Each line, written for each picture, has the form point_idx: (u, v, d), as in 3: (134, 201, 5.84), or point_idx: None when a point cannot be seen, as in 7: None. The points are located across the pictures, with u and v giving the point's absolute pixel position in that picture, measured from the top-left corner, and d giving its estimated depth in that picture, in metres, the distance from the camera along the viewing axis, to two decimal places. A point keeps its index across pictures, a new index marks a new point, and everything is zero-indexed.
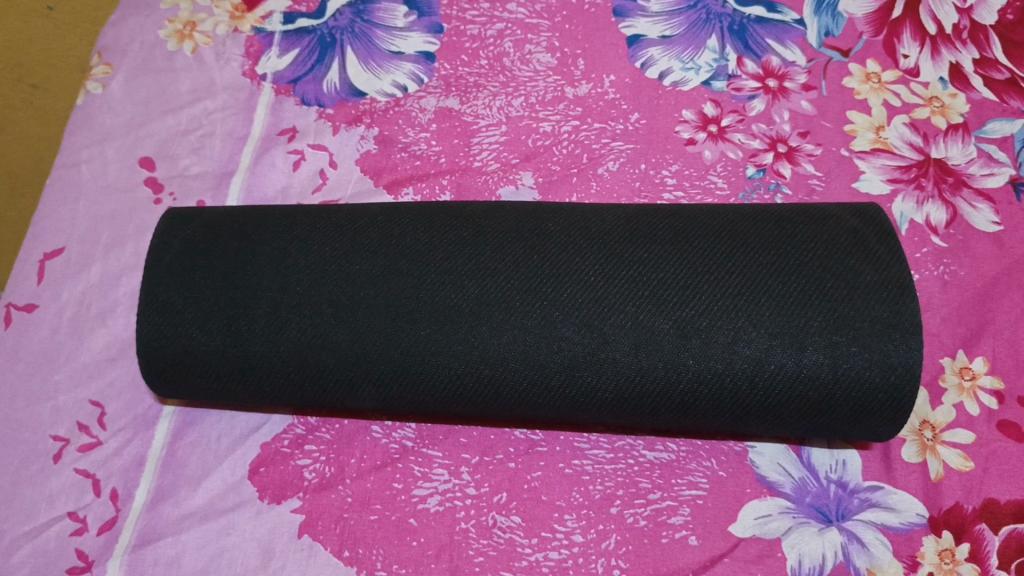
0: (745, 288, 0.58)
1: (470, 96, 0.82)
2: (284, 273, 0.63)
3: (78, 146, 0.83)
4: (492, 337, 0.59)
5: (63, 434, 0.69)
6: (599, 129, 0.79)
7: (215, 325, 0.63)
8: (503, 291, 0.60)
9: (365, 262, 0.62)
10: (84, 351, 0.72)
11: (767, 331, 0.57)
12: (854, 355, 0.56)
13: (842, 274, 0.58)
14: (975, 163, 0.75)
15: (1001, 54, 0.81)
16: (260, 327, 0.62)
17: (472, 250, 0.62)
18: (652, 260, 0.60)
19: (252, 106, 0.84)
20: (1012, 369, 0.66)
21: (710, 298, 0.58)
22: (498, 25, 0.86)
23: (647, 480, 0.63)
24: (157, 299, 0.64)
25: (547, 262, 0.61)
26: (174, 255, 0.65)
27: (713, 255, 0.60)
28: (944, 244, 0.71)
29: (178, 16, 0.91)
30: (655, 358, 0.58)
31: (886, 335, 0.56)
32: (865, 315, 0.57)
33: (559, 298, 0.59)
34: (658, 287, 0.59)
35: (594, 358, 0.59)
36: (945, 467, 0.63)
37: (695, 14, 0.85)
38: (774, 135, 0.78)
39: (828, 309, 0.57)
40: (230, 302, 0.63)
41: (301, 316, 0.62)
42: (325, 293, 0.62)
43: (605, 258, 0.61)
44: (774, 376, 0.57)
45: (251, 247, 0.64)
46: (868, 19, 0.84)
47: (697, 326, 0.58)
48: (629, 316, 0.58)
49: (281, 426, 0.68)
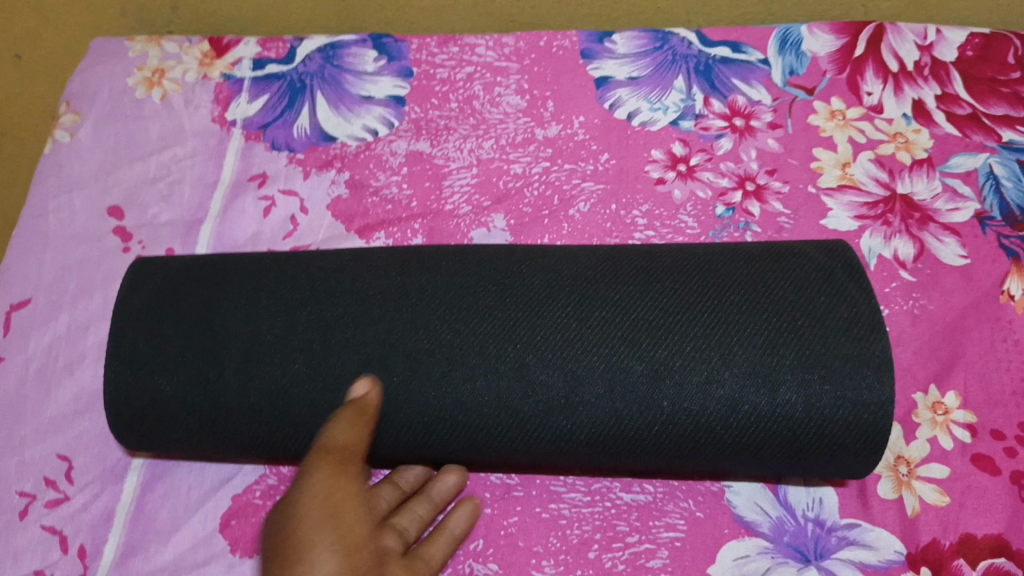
0: (718, 327, 0.58)
1: (440, 139, 0.82)
2: (255, 322, 0.62)
3: (45, 196, 0.83)
4: (466, 382, 0.59)
5: (29, 490, 0.68)
6: (569, 170, 0.79)
7: (184, 375, 0.62)
8: (475, 336, 0.60)
9: (337, 308, 0.62)
10: (51, 404, 0.71)
11: (740, 371, 0.57)
12: (826, 394, 0.56)
13: (813, 313, 0.58)
14: (940, 198, 0.76)
15: (962, 90, 0.83)
16: (230, 376, 0.61)
17: (446, 293, 0.62)
18: (625, 302, 0.60)
19: (221, 152, 0.84)
20: (984, 402, 0.66)
21: (683, 338, 0.58)
22: (468, 68, 0.87)
23: (624, 523, 0.63)
24: (124, 349, 0.63)
25: (519, 305, 0.61)
26: (142, 301, 0.64)
27: (685, 295, 0.60)
28: (913, 279, 0.72)
29: (146, 64, 0.90)
30: (630, 401, 0.58)
31: (858, 372, 0.56)
32: (836, 353, 0.57)
33: (532, 341, 0.59)
34: (632, 328, 0.59)
35: (569, 402, 0.58)
36: (921, 502, 0.62)
37: (662, 55, 0.86)
38: (741, 174, 0.78)
39: (800, 347, 0.57)
40: (199, 350, 0.62)
41: (273, 364, 0.61)
42: (297, 341, 0.61)
43: (577, 301, 0.61)
44: (748, 418, 0.57)
45: (222, 295, 0.64)
46: (831, 58, 0.85)
47: (671, 367, 0.57)
48: (603, 359, 0.58)
49: (252, 477, 0.67)
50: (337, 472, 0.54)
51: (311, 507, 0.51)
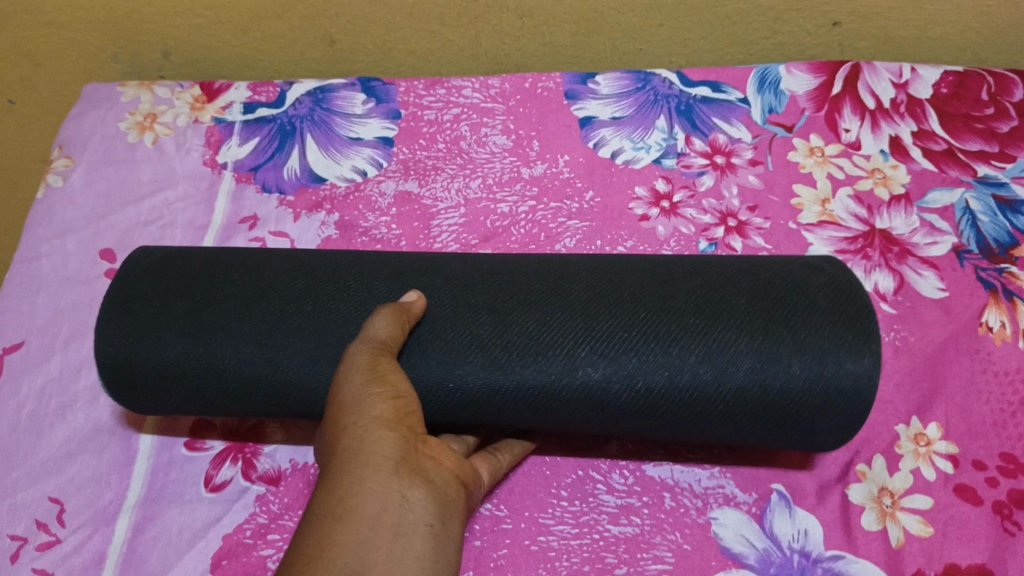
0: (710, 301, 0.59)
1: (428, 180, 0.83)
2: (257, 290, 0.63)
3: (38, 240, 0.84)
4: (459, 342, 0.60)
5: (21, 533, 0.68)
6: (555, 209, 0.81)
7: (180, 324, 0.62)
8: (473, 308, 0.61)
9: (337, 287, 0.63)
10: (44, 446, 0.72)
11: (728, 331, 0.58)
12: (813, 351, 0.57)
13: (801, 288, 0.60)
14: (918, 232, 0.78)
15: (937, 127, 0.85)
16: (223, 331, 0.61)
17: (447, 277, 0.64)
18: (621, 281, 0.62)
19: (212, 194, 0.85)
20: (965, 433, 0.67)
21: (675, 304, 0.60)
22: (454, 110, 0.89)
23: (612, 555, 0.63)
24: (129, 297, 0.63)
25: (518, 284, 0.63)
26: (145, 267, 0.65)
27: (678, 277, 0.62)
28: (894, 311, 0.73)
29: (139, 108, 0.92)
30: (619, 355, 0.58)
31: (844, 335, 0.57)
32: (822, 318, 0.58)
33: (528, 308, 0.61)
34: (625, 298, 0.61)
35: (561, 354, 0.59)
36: (906, 533, 0.63)
37: (644, 95, 0.88)
38: (723, 210, 0.80)
39: (788, 313, 0.58)
40: (196, 310, 0.62)
41: (270, 322, 0.61)
42: (295, 310, 0.62)
43: (573, 280, 0.63)
44: (735, 384, 0.57)
45: (229, 267, 0.65)
46: (809, 96, 0.87)
47: (661, 327, 0.59)
48: (595, 319, 0.60)
49: (242, 516, 0.67)
50: (381, 361, 0.56)
51: (349, 377, 0.55)
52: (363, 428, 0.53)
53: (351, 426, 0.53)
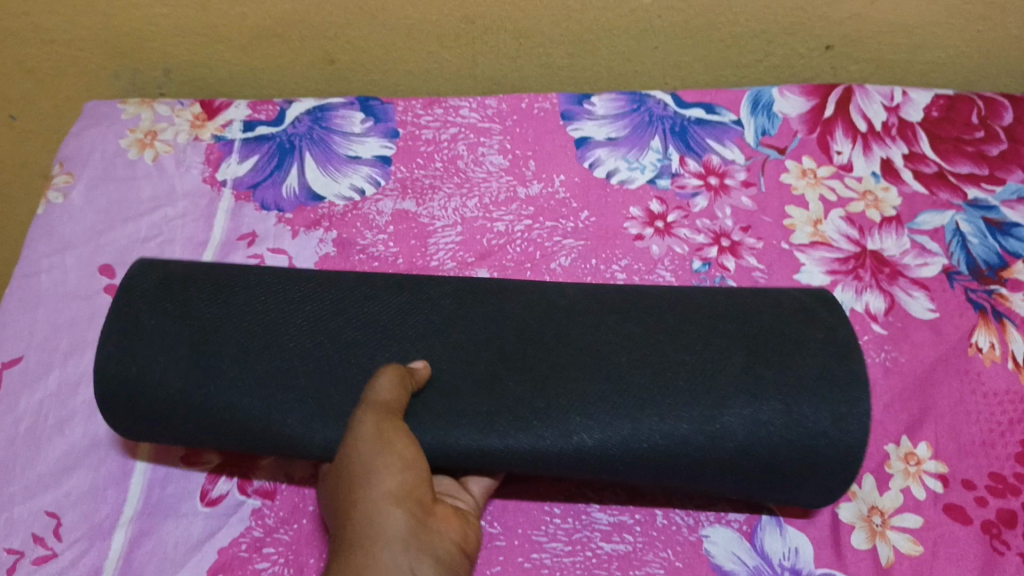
0: (703, 358, 0.60)
1: (426, 199, 0.84)
2: (255, 323, 0.63)
3: (38, 255, 0.84)
4: (455, 393, 0.61)
5: (17, 547, 0.68)
6: (551, 228, 0.82)
7: (179, 357, 0.62)
8: (469, 355, 0.62)
9: (336, 323, 0.64)
10: (41, 460, 0.72)
11: (721, 390, 0.59)
12: (802, 411, 0.58)
13: (794, 338, 0.61)
14: (908, 253, 0.79)
15: (928, 150, 0.86)
16: (222, 367, 0.62)
17: (444, 315, 0.65)
18: (616, 330, 0.63)
19: (211, 212, 0.86)
20: (954, 453, 0.68)
21: (669, 360, 0.61)
22: (452, 129, 0.90)
23: (605, 571, 0.64)
24: (128, 324, 0.63)
25: (515, 329, 0.63)
26: (143, 290, 0.65)
27: (673, 324, 0.63)
28: (884, 331, 0.74)
29: (139, 126, 0.93)
30: (614, 416, 0.59)
31: (832, 395, 0.58)
32: (814, 375, 0.59)
33: (524, 360, 0.61)
34: (620, 352, 0.61)
35: (556, 415, 0.59)
36: (895, 552, 0.64)
37: (639, 116, 0.89)
38: (717, 230, 0.81)
39: (780, 369, 0.59)
40: (195, 341, 0.62)
41: (269, 359, 0.62)
42: (294, 346, 0.62)
43: (569, 327, 0.63)
44: (725, 445, 0.58)
45: (228, 292, 0.65)
46: (802, 118, 0.88)
47: (655, 387, 0.60)
48: (591, 378, 0.60)
49: (237, 529, 0.68)
50: (393, 428, 0.56)
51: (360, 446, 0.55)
52: (375, 501, 0.53)
53: (364, 497, 0.54)
